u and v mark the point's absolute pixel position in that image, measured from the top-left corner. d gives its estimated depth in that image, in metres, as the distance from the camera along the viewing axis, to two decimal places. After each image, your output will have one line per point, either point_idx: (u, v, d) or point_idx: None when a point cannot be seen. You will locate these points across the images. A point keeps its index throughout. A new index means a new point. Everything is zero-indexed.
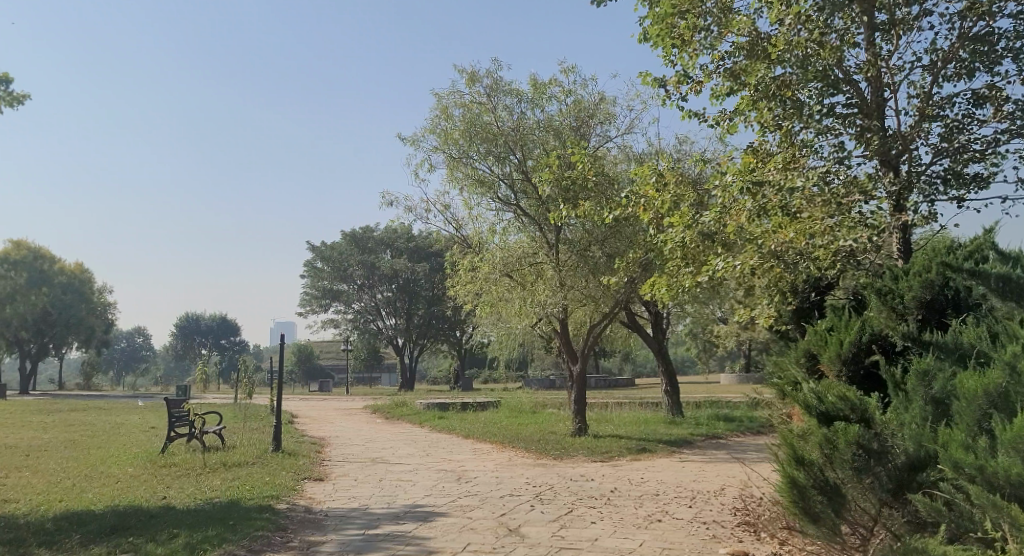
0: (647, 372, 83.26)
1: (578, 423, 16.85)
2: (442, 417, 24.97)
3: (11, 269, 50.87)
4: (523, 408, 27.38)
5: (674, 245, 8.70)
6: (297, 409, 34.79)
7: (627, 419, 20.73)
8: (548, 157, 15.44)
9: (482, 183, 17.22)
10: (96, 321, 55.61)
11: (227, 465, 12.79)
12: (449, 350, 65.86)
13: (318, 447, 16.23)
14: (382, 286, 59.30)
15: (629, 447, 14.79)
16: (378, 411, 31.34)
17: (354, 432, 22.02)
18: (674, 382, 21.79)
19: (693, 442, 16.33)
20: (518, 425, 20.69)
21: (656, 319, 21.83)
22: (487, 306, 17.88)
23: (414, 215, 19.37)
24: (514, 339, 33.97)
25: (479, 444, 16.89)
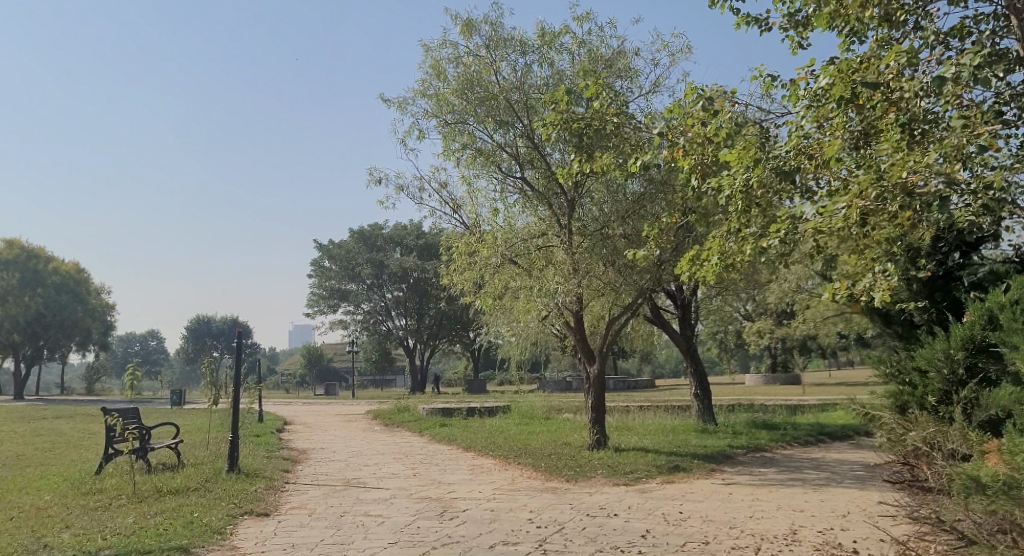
0: (668, 374, 80.46)
1: (596, 435, 14.25)
2: (445, 425, 22.43)
3: (3, 270, 48.90)
4: (536, 414, 24.75)
5: (735, 190, 6.68)
6: (294, 415, 32.35)
7: (655, 428, 18.04)
8: (553, 94, 12.86)
9: (482, 154, 14.80)
10: (93, 323, 53.56)
11: (160, 494, 10.30)
12: (462, 351, 63.45)
13: (289, 465, 13.76)
14: (391, 285, 56.87)
15: (659, 464, 12.18)
16: (379, 417, 28.85)
17: (342, 443, 19.48)
18: (706, 385, 19.12)
19: (734, 455, 13.68)
20: (529, 435, 18.07)
21: (684, 314, 19.20)
22: (491, 298, 15.31)
23: (407, 195, 16.85)
24: (527, 338, 31.42)
25: (479, 460, 14.34)
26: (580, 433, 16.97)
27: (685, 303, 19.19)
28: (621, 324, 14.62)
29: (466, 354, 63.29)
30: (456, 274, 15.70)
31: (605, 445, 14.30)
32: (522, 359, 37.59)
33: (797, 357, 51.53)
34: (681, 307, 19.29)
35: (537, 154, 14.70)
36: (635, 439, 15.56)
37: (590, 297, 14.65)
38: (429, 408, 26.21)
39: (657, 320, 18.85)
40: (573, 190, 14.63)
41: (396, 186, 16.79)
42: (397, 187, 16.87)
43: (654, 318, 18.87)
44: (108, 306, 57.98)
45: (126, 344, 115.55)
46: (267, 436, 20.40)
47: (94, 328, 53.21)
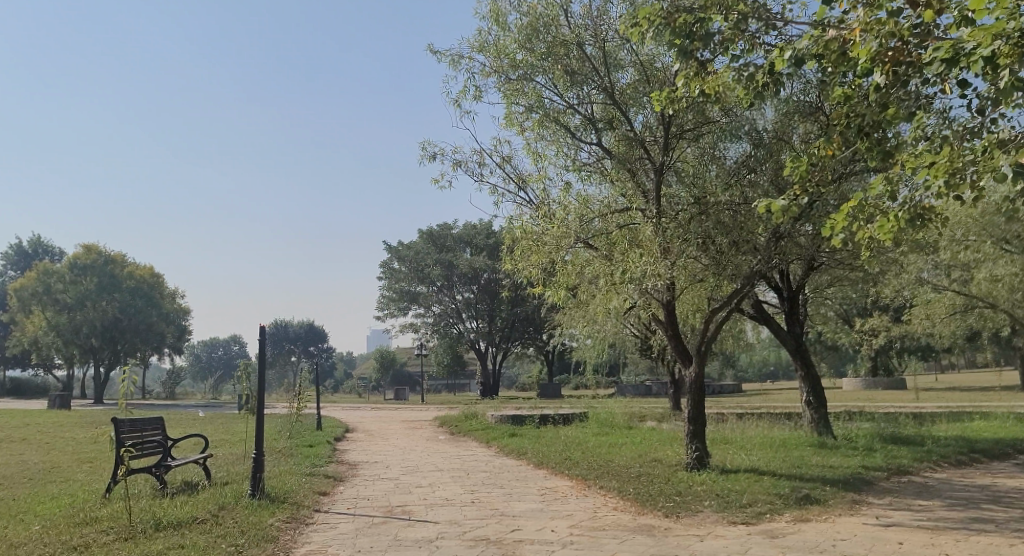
0: (752, 378, 76.24)
1: (695, 451, 11.71)
2: (515, 434, 20.09)
3: (80, 275, 48.75)
4: (616, 423, 22.19)
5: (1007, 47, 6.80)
6: (357, 422, 30.52)
7: (761, 441, 15.31)
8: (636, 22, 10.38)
9: (551, 119, 12.53)
10: (166, 327, 53.21)
11: (160, 527, 8.28)
12: (535, 355, 61.11)
13: (331, 486, 11.69)
14: (462, 286, 55.07)
15: (783, 493, 9.60)
16: (445, 425, 26.72)
17: (400, 455, 17.39)
18: (819, 391, 16.26)
19: (871, 479, 10.99)
20: (612, 449, 15.54)
21: (791, 308, 16.43)
22: (564, 289, 12.88)
23: (465, 171, 14.63)
24: (605, 338, 28.81)
25: (554, 482, 11.97)
26: (672, 448, 14.41)
27: (792, 296, 16.44)
28: (721, 319, 11.98)
29: (540, 357, 60.89)
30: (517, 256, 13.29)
31: (707, 463, 11.74)
32: (599, 362, 34.96)
33: (899, 360, 47.31)
34: (788, 300, 16.53)
35: (618, 114, 12.31)
36: (742, 457, 12.91)
37: (684, 284, 12.13)
38: (497, 415, 23.89)
39: (759, 315, 16.17)
40: (661, 155, 12.13)
41: (453, 161, 14.59)
42: (454, 162, 14.69)
43: (755, 314, 16.20)
44: (182, 310, 57.73)
45: (207, 348, 117.13)
46: (317, 448, 18.43)
47: (168, 332, 52.82)
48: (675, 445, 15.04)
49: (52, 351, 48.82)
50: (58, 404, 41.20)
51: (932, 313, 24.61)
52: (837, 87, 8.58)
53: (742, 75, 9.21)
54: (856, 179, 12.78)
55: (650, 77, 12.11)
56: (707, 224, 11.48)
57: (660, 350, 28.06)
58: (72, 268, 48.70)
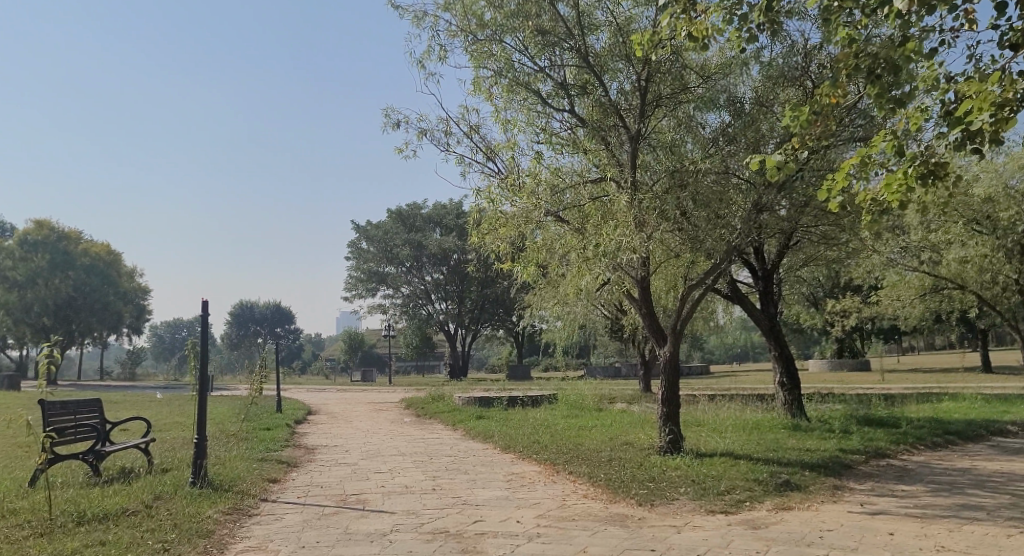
0: (721, 361, 76.52)
1: (669, 434, 11.17)
2: (481, 416, 19.46)
3: (32, 252, 47.16)
4: (586, 405, 21.68)
5: None
6: (321, 404, 29.74)
7: (735, 424, 14.83)
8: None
9: (521, 84, 11.80)
10: (124, 307, 51.86)
11: (83, 520, 7.51)
12: (504, 336, 60.56)
13: (281, 472, 10.97)
14: (431, 267, 54.19)
15: (762, 479, 9.05)
16: (411, 407, 26.04)
17: (361, 439, 16.69)
18: (793, 373, 15.78)
19: (850, 462, 10.53)
20: (581, 433, 14.96)
21: (766, 287, 15.90)
22: (532, 265, 12.20)
23: (430, 141, 13.89)
24: (575, 318, 28.25)
25: (521, 467, 11.34)
26: (644, 431, 13.85)
27: (766, 276, 15.91)
28: (698, 296, 11.38)
29: (510, 339, 60.35)
30: (483, 230, 12.57)
31: (681, 447, 11.20)
32: (569, 343, 34.44)
33: (867, 343, 47.48)
34: (762, 279, 16.00)
35: (591, 78, 11.58)
36: (715, 441, 12.37)
37: (658, 259, 11.52)
38: (464, 397, 23.26)
39: (733, 295, 15.64)
40: (637, 123, 11.44)
41: (417, 130, 13.82)
42: (419, 130, 13.91)
43: (729, 293, 15.66)
44: (141, 289, 56.31)
45: (172, 330, 115.08)
46: (274, 431, 17.65)
47: (126, 312, 51.44)
48: (645, 428, 14.50)
49: (4, 331, 47.32)
50: (9, 385, 39.87)
51: (904, 295, 24.35)
52: (841, 26, 8.07)
53: (729, 27, 8.54)
54: (839, 150, 12.22)
55: (626, 39, 11.39)
56: (684, 195, 10.85)
57: (631, 331, 27.57)
58: (23, 244, 47.02)
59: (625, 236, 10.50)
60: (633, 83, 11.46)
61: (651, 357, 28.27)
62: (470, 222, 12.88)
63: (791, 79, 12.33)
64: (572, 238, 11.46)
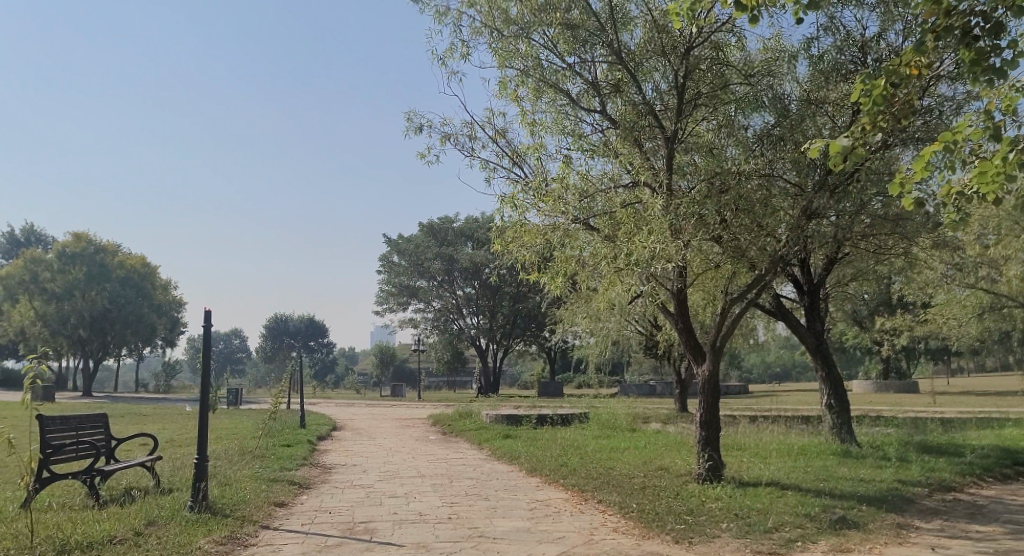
0: (758, 380, 74.72)
1: (707, 460, 10.28)
2: (510, 436, 18.65)
3: (68, 264, 47.50)
4: (619, 425, 20.76)
5: None
6: (348, 419, 29.16)
7: (778, 449, 13.85)
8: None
9: (550, 83, 11.07)
10: (158, 319, 52.02)
11: (67, 549, 6.87)
12: (537, 352, 59.68)
13: (291, 495, 10.30)
14: (463, 281, 53.55)
15: (816, 515, 8.15)
16: (439, 424, 25.32)
17: (383, 458, 15.99)
18: (841, 395, 14.77)
19: (911, 495, 9.56)
20: (613, 456, 14.09)
21: (811, 303, 14.91)
22: (561, 277, 11.40)
23: (455, 145, 13.22)
24: (609, 334, 27.35)
25: (548, 493, 10.54)
26: (681, 456, 12.93)
27: (812, 290, 14.93)
28: (739, 313, 10.48)
29: (543, 354, 59.46)
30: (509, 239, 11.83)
31: (720, 474, 10.30)
32: (602, 360, 33.49)
33: (913, 363, 45.71)
34: (808, 294, 15.02)
35: (625, 77, 10.81)
36: (759, 468, 11.45)
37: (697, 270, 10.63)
38: (492, 414, 22.48)
39: (777, 311, 14.69)
40: (674, 125, 10.62)
41: (442, 134, 13.17)
42: (443, 134, 13.25)
43: (773, 309, 14.71)
44: (175, 302, 56.54)
45: (208, 342, 116.08)
46: (294, 449, 17.03)
47: (159, 324, 51.58)
48: (682, 452, 13.60)
49: (40, 342, 47.67)
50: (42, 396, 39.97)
51: (957, 313, 23.06)
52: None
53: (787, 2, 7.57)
54: (896, 152, 11.25)
55: (664, 34, 10.60)
56: (726, 201, 9.99)
57: (667, 347, 26.58)
58: (60, 256, 47.37)
59: (661, 243, 9.67)
60: (670, 81, 10.66)
61: (687, 375, 27.22)
62: (495, 230, 12.16)
63: (843, 76, 11.41)
64: (603, 247, 10.65)
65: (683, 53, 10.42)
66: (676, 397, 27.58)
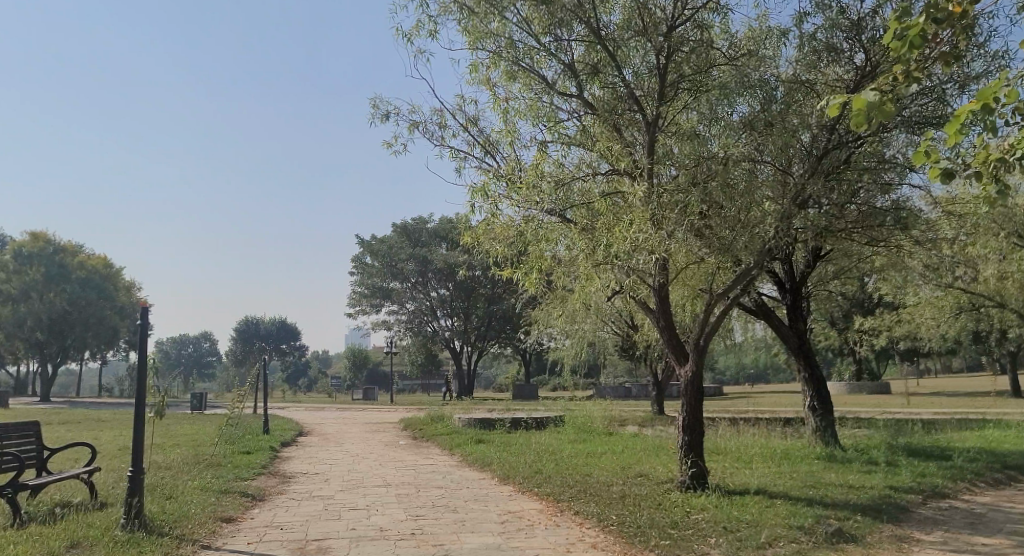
0: (733, 382, 74.60)
1: (691, 466, 9.59)
2: (481, 441, 17.89)
3: (27, 264, 45.94)
4: (594, 429, 20.09)
5: None
6: (315, 424, 28.20)
7: (761, 453, 13.24)
8: None
9: (524, 64, 10.37)
10: (121, 321, 50.54)
11: None
12: (512, 354, 58.96)
13: (239, 509, 9.45)
14: (437, 283, 52.66)
15: (810, 526, 7.49)
16: (409, 428, 24.48)
17: (347, 465, 15.17)
18: (825, 397, 14.21)
19: (906, 503, 8.96)
20: (590, 462, 13.40)
21: (794, 301, 14.33)
22: (535, 272, 10.68)
23: (422, 133, 12.45)
24: (584, 335, 26.68)
25: (520, 504, 9.80)
26: (660, 462, 12.25)
27: (795, 289, 14.35)
28: (724, 310, 9.78)
29: (517, 357, 58.75)
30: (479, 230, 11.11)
31: (705, 481, 9.62)
32: (577, 362, 32.81)
33: (887, 364, 45.61)
34: (791, 292, 14.44)
35: (605, 58, 10.13)
36: (743, 475, 10.79)
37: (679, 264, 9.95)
38: (464, 418, 21.72)
39: (759, 310, 14.08)
40: (656, 109, 9.96)
41: (408, 122, 12.40)
42: (410, 123, 12.48)
43: (754, 308, 14.12)
44: (139, 303, 55.04)
45: (178, 346, 113.92)
46: (253, 456, 16.14)
47: (123, 327, 50.13)
48: (662, 457, 12.93)
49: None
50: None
51: (937, 313, 22.70)
52: None
53: None
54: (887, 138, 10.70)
55: (645, 13, 9.99)
56: (712, 189, 9.37)
57: (644, 349, 25.99)
58: (17, 257, 45.87)
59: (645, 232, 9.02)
60: (651, 63, 10.00)
61: (664, 377, 26.64)
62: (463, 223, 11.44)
63: (832, 58, 10.85)
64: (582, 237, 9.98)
65: (665, 33, 9.83)
66: (653, 399, 26.99)
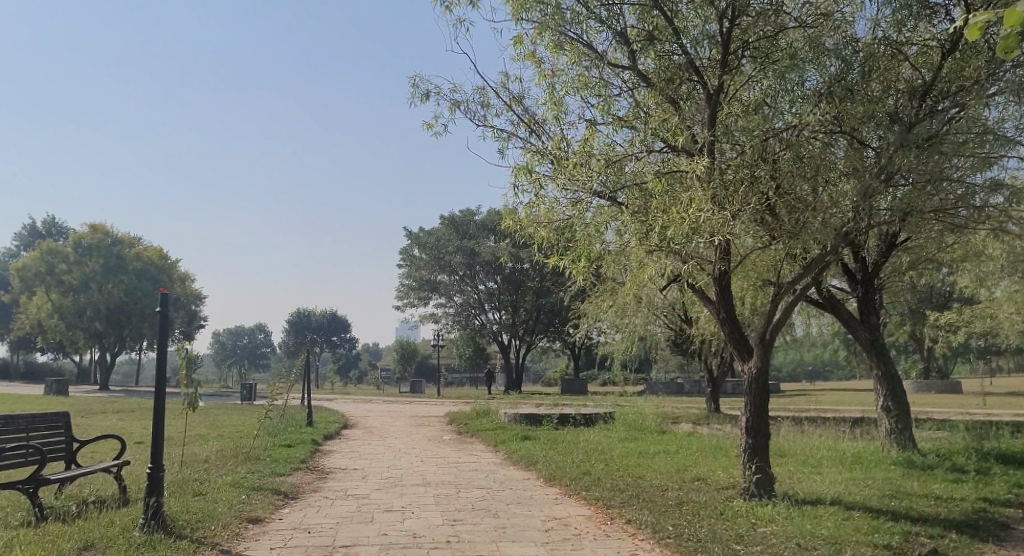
0: (787, 378, 72.63)
1: (755, 471, 8.77)
2: (528, 437, 17.20)
3: (85, 255, 46.78)
4: (647, 427, 19.24)
5: None
6: (362, 417, 27.84)
7: (831, 457, 12.26)
8: None
9: (574, 34, 9.60)
10: (175, 312, 51.17)
11: None
12: (561, 348, 58.17)
13: (268, 509, 8.89)
14: (485, 275, 52.05)
15: (896, 546, 6.62)
16: (456, 423, 23.93)
17: (388, 461, 14.61)
18: (900, 397, 13.12)
19: (1002, 520, 7.98)
20: (643, 464, 12.58)
21: (866, 293, 13.31)
22: (585, 259, 9.93)
23: (466, 113, 11.77)
24: (636, 329, 25.76)
25: (568, 510, 9.07)
26: (719, 465, 11.39)
27: (867, 279, 13.33)
28: (793, 301, 8.87)
29: (567, 351, 57.91)
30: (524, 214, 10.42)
31: (771, 488, 8.79)
32: (628, 357, 31.89)
33: (955, 363, 43.54)
34: (862, 283, 13.42)
35: (662, 23, 9.27)
36: (814, 482, 9.87)
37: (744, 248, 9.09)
38: (511, 413, 21.05)
39: (827, 302, 13.09)
40: (719, 79, 9.13)
41: (450, 101, 11.70)
42: (451, 102, 11.78)
43: (822, 300, 13.13)
44: (193, 295, 55.74)
45: (234, 337, 115.98)
46: (293, 450, 15.70)
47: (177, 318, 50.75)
48: (721, 460, 12.08)
49: (58, 335, 47.01)
50: (54, 390, 39.13)
51: (1016, 309, 21.17)
52: None
53: None
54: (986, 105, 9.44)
55: None
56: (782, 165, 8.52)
57: (699, 343, 24.97)
58: (77, 247, 46.85)
59: (705, 212, 8.23)
60: (715, 28, 9.15)
61: (720, 373, 25.60)
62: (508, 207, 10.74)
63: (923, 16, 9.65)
64: (636, 220, 9.22)
65: None
66: (708, 396, 25.96)
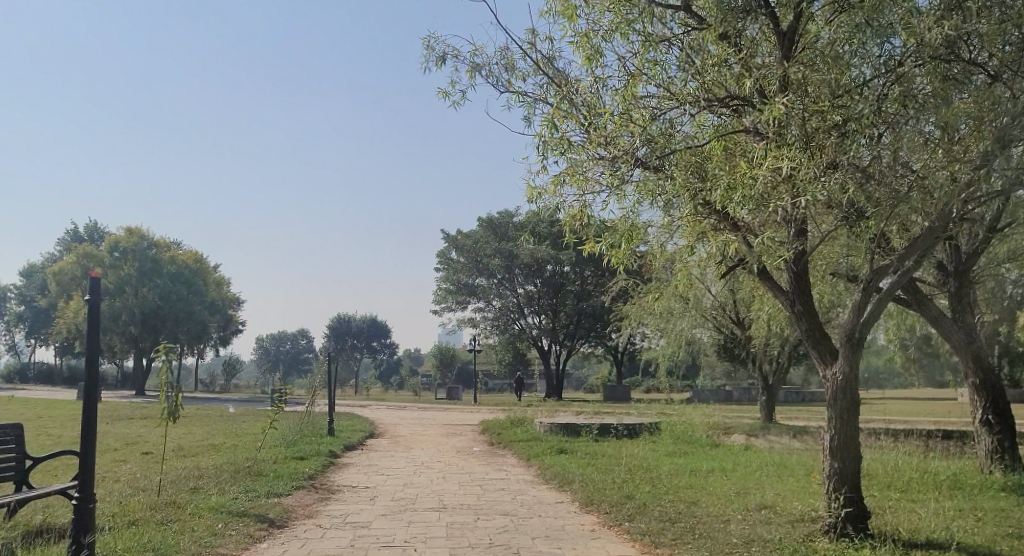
0: None
1: (843, 502, 6.97)
2: (565, 451, 15.45)
3: (121, 259, 46.22)
4: (697, 439, 17.40)
5: None
6: (392, 425, 26.36)
7: (920, 480, 10.39)
8: None
9: None
10: (210, 317, 50.30)
11: None
12: (603, 353, 56.26)
13: (241, 543, 7.34)
14: (524, 278, 50.04)
15: None
16: (489, 431, 22.32)
17: (406, 478, 13.05)
18: (1002, 409, 11.30)
19: None
20: (696, 487, 10.85)
21: (959, 287, 11.41)
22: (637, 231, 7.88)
23: (487, 76, 10.07)
24: (683, 334, 23.81)
25: (608, 548, 7.37)
26: (786, 494, 9.57)
27: (960, 271, 11.48)
28: (888, 296, 7.06)
29: (609, 356, 55.91)
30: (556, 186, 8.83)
31: (864, 523, 6.99)
32: (674, 362, 29.90)
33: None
34: (954, 275, 11.56)
35: None
36: (907, 516, 8.12)
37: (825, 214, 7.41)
38: (547, 423, 19.34)
39: (912, 298, 11.11)
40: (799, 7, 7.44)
41: (468, 63, 10.04)
42: (471, 64, 10.11)
43: (908, 296, 11.17)
44: (229, 299, 54.99)
45: (277, 342, 116.30)
46: (303, 464, 14.21)
47: (212, 323, 49.96)
48: (789, 485, 10.25)
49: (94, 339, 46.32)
50: (85, 396, 38.36)
51: None
52: None
53: None
54: None
55: None
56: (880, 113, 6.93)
57: (752, 348, 22.99)
58: (112, 252, 46.28)
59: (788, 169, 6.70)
60: None
61: (775, 380, 23.54)
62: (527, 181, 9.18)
63: None
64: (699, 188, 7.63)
65: None
66: (761, 405, 23.98)
